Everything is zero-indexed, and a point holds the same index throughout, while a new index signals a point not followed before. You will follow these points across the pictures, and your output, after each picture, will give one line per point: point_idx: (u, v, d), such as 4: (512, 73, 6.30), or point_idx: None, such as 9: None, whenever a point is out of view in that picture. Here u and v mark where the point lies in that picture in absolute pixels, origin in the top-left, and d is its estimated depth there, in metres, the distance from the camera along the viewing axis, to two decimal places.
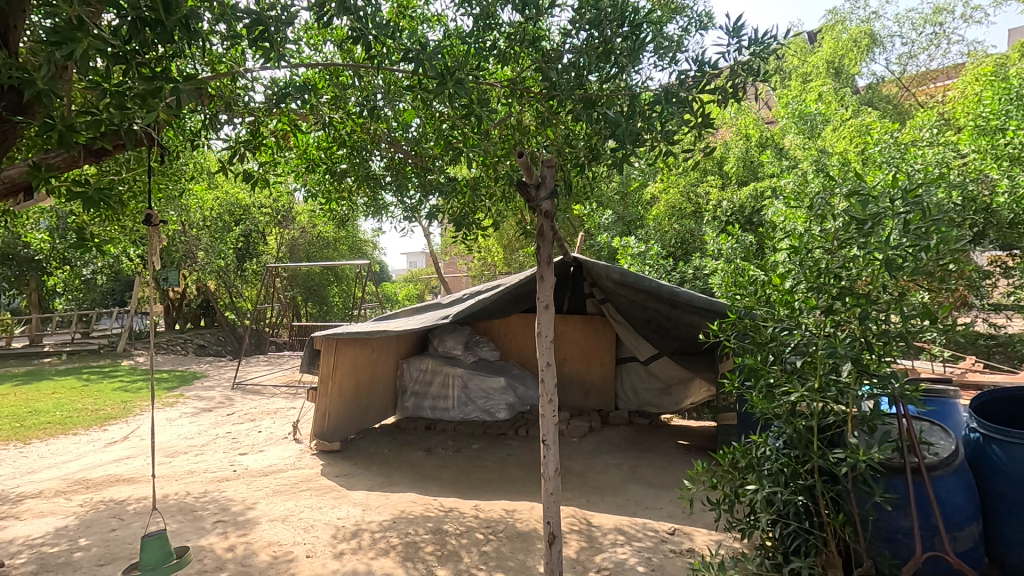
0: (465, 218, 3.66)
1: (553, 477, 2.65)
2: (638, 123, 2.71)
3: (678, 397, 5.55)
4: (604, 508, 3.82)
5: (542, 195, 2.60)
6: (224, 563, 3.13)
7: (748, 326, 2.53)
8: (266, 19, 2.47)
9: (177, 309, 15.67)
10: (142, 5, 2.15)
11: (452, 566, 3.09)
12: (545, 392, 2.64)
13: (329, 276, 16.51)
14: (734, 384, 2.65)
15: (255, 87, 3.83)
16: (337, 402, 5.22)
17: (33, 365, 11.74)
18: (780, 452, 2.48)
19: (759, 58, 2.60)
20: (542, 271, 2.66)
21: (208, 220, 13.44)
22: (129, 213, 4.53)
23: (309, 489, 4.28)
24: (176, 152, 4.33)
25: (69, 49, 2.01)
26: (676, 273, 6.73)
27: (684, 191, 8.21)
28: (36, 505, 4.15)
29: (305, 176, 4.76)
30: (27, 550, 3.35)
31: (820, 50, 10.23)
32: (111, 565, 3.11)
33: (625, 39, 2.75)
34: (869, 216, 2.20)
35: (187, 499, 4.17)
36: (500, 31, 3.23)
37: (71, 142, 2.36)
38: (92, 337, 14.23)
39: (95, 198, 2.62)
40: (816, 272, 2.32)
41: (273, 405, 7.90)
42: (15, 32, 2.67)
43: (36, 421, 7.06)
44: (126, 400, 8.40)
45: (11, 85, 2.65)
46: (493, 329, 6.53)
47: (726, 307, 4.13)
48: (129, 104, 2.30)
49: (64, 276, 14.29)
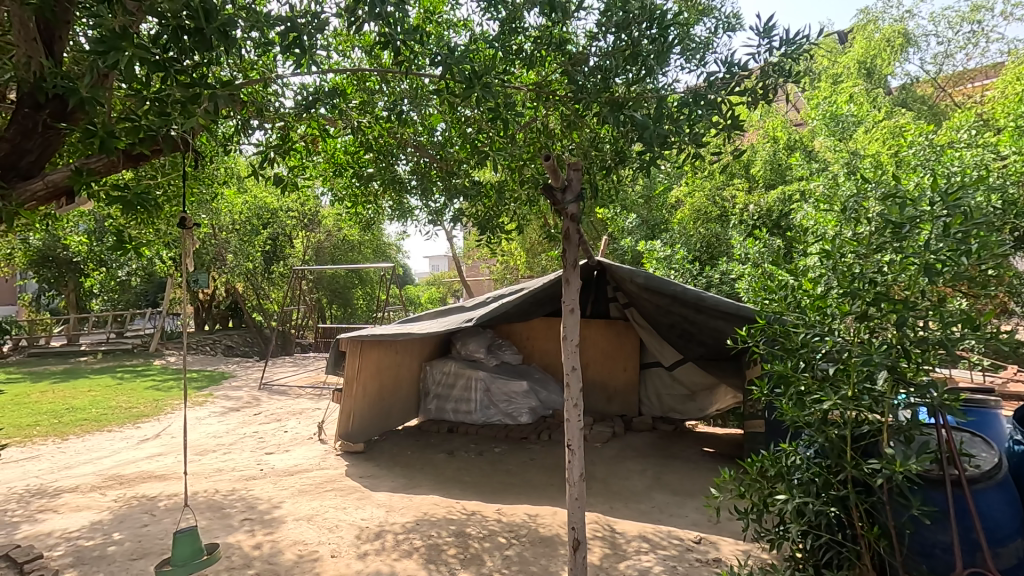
0: (489, 221, 3.86)
1: (578, 482, 2.61)
2: (666, 125, 2.65)
3: (703, 403, 5.52)
4: (627, 515, 3.78)
5: (568, 199, 2.53)
6: (251, 561, 3.18)
7: (778, 332, 2.47)
8: (299, 26, 2.46)
9: (207, 310, 16.10)
10: (183, 15, 2.19)
11: (474, 569, 3.09)
12: (571, 397, 2.60)
13: (354, 278, 16.74)
14: (763, 391, 2.58)
15: (286, 93, 3.93)
16: (362, 404, 5.27)
17: (71, 364, 12.15)
18: (811, 461, 2.42)
19: (791, 58, 2.56)
20: (568, 275, 2.62)
21: (237, 224, 13.96)
22: (163, 217, 4.70)
23: (334, 490, 4.33)
24: (209, 157, 4.42)
25: (113, 58, 2.07)
26: (702, 277, 6.69)
27: (710, 195, 8.22)
28: (73, 499, 4.28)
29: (333, 180, 4.79)
30: (64, 543, 3.45)
31: (851, 51, 10.03)
32: (144, 560, 3.19)
33: (653, 40, 2.73)
34: (905, 219, 2.16)
35: (216, 496, 4.27)
36: (526, 34, 3.18)
37: (112, 148, 2.42)
38: (126, 337, 14.63)
39: (132, 201, 2.69)
40: (850, 277, 2.25)
41: (299, 405, 8.04)
42: (61, 43, 2.77)
43: (74, 418, 7.31)
44: (159, 398, 8.65)
45: (55, 94, 2.67)
46: (515, 332, 6.54)
47: (753, 312, 4.06)
48: (170, 110, 2.40)
49: (100, 277, 14.81)
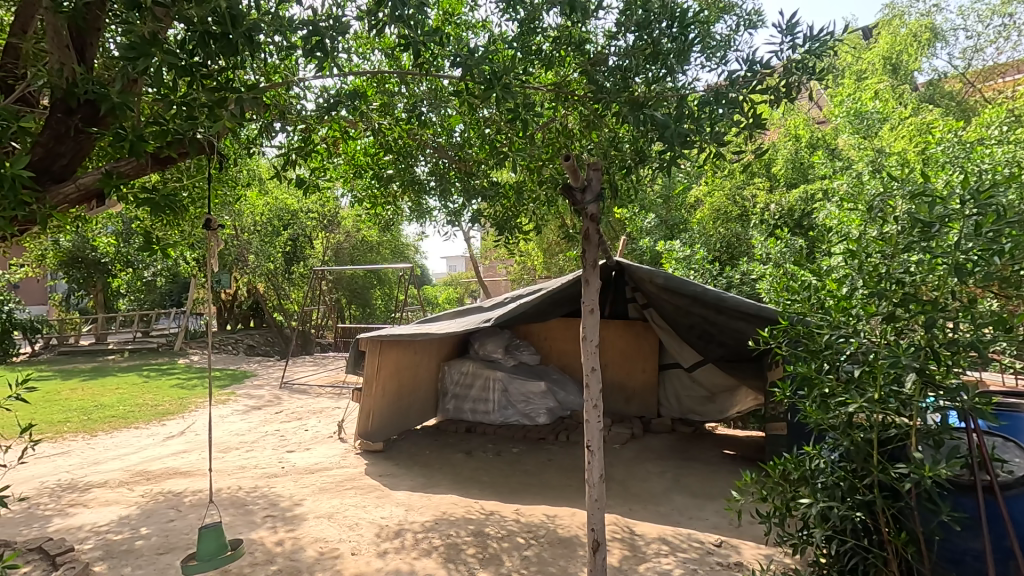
0: (507, 221, 3.97)
1: (598, 483, 2.59)
2: (686, 124, 2.63)
3: (722, 406, 5.41)
4: (647, 517, 3.75)
5: (588, 199, 2.52)
6: (273, 557, 3.23)
7: (801, 333, 2.44)
8: (321, 30, 2.49)
9: (229, 310, 16.38)
10: (210, 20, 2.22)
11: (493, 569, 3.09)
12: (591, 398, 2.59)
13: (373, 279, 16.89)
14: (786, 393, 2.54)
15: (307, 96, 3.98)
16: (381, 403, 5.32)
17: (99, 362, 12.46)
18: (835, 465, 2.37)
19: (816, 55, 2.53)
20: (588, 275, 2.61)
21: (258, 225, 14.19)
22: (188, 219, 4.79)
23: (354, 488, 4.37)
24: (233, 160, 4.50)
25: (143, 63, 2.12)
26: (722, 278, 6.62)
27: (730, 194, 8.12)
28: (102, 494, 4.39)
29: (353, 181, 4.84)
30: (94, 536, 3.54)
31: (876, 46, 9.83)
32: (170, 555, 3.26)
33: (673, 39, 2.74)
34: (935, 218, 2.09)
35: (239, 493, 4.34)
36: (545, 34, 3.17)
37: (141, 151, 2.49)
38: (151, 336, 14.95)
39: (159, 203, 2.75)
40: (877, 277, 2.21)
41: (319, 404, 8.14)
42: (92, 49, 2.85)
43: (102, 415, 7.49)
44: (184, 396, 8.82)
45: (87, 99, 2.78)
46: (533, 333, 6.55)
47: (775, 312, 4.01)
48: (196, 114, 2.46)
49: (127, 277, 15.18)
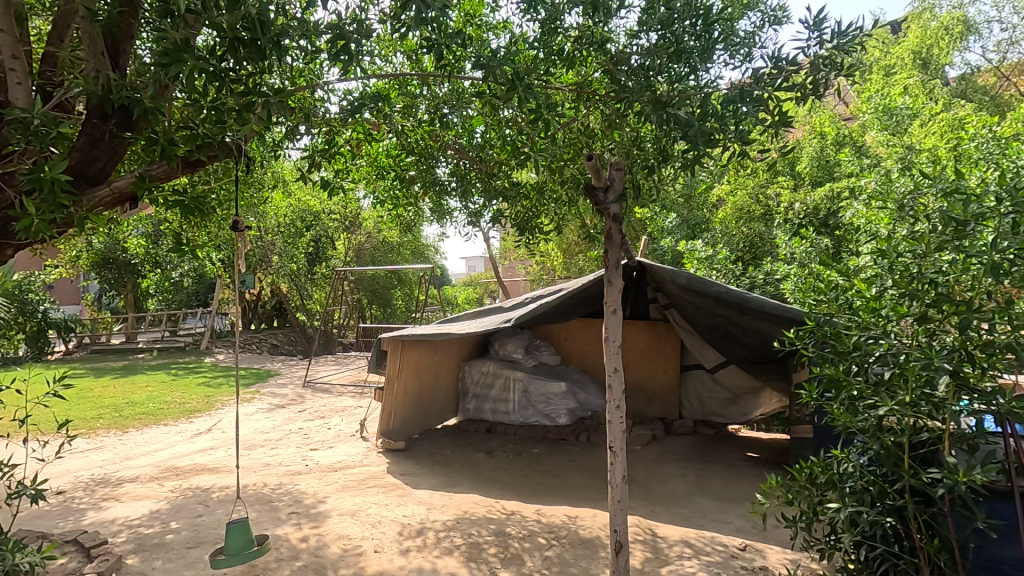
0: (528, 222, 3.93)
1: (620, 484, 2.59)
2: (710, 123, 2.61)
3: (746, 407, 5.39)
4: (669, 519, 3.72)
5: (610, 199, 2.53)
6: (299, 553, 3.28)
7: (828, 334, 2.36)
8: (346, 34, 2.51)
9: (253, 310, 16.68)
10: (239, 27, 2.26)
11: (515, 569, 3.10)
12: (613, 399, 2.58)
13: (394, 279, 17.04)
14: (812, 395, 2.50)
15: (331, 99, 4.03)
16: (402, 402, 5.37)
17: (129, 361, 12.80)
18: (865, 469, 2.32)
19: (843, 51, 2.50)
20: (610, 275, 2.60)
21: (282, 226, 14.42)
22: (216, 220, 4.90)
23: (376, 486, 4.42)
24: (259, 163, 4.59)
25: (176, 69, 2.18)
26: (745, 278, 6.53)
27: (753, 193, 8.01)
28: (134, 489, 4.51)
29: (375, 183, 4.89)
30: (127, 530, 3.64)
31: (905, 41, 9.59)
32: (199, 549, 3.33)
33: (697, 37, 2.72)
34: (970, 216, 2.03)
35: (264, 490, 4.42)
36: (566, 34, 3.17)
37: (172, 155, 2.56)
38: (179, 335, 15.31)
39: (191, 205, 2.83)
40: (908, 277, 2.14)
41: (342, 402, 8.26)
42: (126, 56, 2.93)
43: (133, 412, 7.69)
44: (210, 394, 9.02)
45: (121, 105, 2.86)
46: (554, 333, 6.54)
47: (801, 313, 3.95)
48: (225, 118, 2.52)
49: (156, 278, 15.57)
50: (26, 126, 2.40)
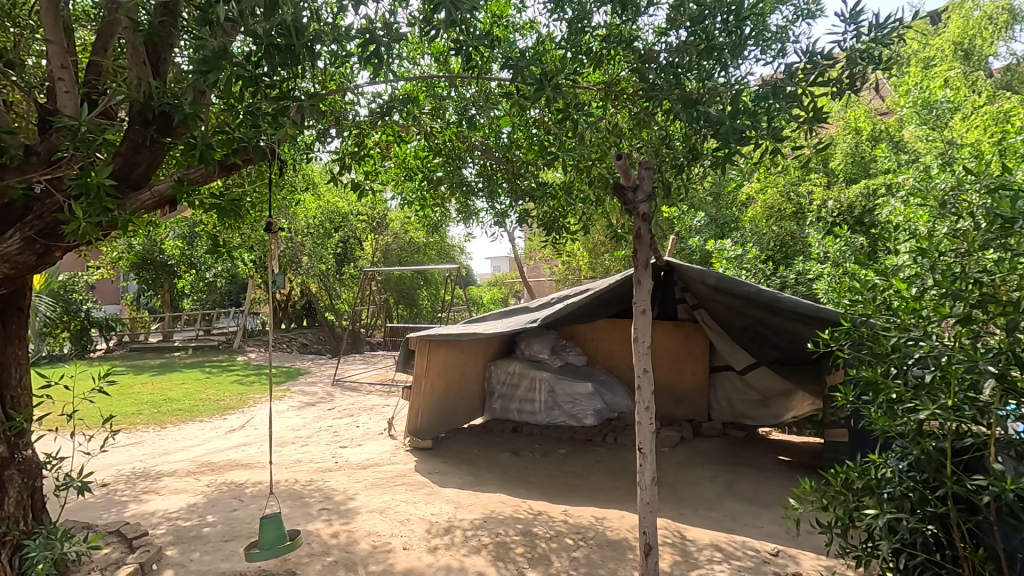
0: (555, 221, 3.97)
1: (649, 486, 2.56)
2: (743, 121, 2.56)
3: (776, 410, 5.26)
4: (698, 522, 3.67)
5: (640, 198, 2.50)
6: (330, 548, 3.34)
7: (865, 335, 2.32)
8: (375, 37, 2.53)
9: (284, 309, 17.05)
10: (274, 33, 2.29)
11: (542, 569, 3.10)
12: (642, 399, 2.55)
13: (420, 279, 17.20)
14: (847, 398, 2.40)
15: (361, 102, 4.09)
16: (429, 401, 5.43)
17: (166, 358, 13.21)
18: (904, 475, 2.25)
19: (881, 43, 2.42)
20: (639, 275, 2.58)
21: (311, 227, 14.70)
22: (250, 222, 5.03)
23: (404, 484, 4.47)
24: (290, 166, 4.69)
25: (214, 75, 2.25)
26: (776, 278, 6.39)
27: (784, 190, 7.85)
28: (172, 483, 4.66)
29: (403, 185, 4.95)
30: (166, 522, 3.76)
31: (946, 31, 9.26)
32: (234, 542, 3.42)
33: (728, 33, 2.67)
34: (1019, 212, 1.89)
35: (296, 486, 4.52)
36: (594, 32, 3.14)
37: (210, 158, 2.64)
38: (213, 334, 15.75)
39: (227, 207, 2.92)
40: (950, 277, 2.06)
41: (370, 401, 8.37)
42: (166, 63, 3.03)
43: (170, 408, 7.94)
44: (243, 392, 9.25)
45: (161, 111, 2.96)
46: (580, 334, 6.50)
47: (836, 314, 3.87)
48: (261, 122, 2.59)
49: (191, 279, 16.04)
50: (75, 133, 2.51)
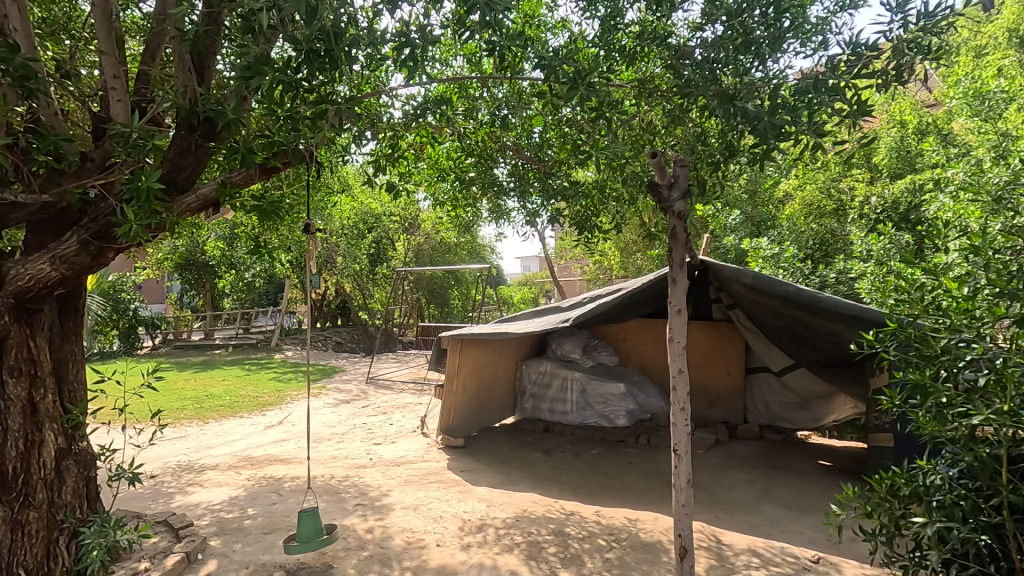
0: (587, 220, 3.96)
1: (684, 488, 2.52)
2: (782, 116, 2.47)
3: (816, 413, 5.12)
4: (735, 527, 3.59)
5: (675, 196, 2.47)
6: (365, 543, 3.41)
7: (913, 337, 2.22)
8: (410, 39, 2.57)
9: (319, 309, 17.43)
10: (314, 39, 2.36)
11: (575, 569, 3.09)
12: (677, 400, 2.51)
13: (451, 279, 17.35)
14: (893, 402, 2.30)
15: (395, 104, 4.16)
16: (461, 400, 5.47)
17: (207, 356, 13.68)
18: (955, 482, 2.16)
19: (930, 32, 2.31)
20: (675, 274, 2.54)
21: (345, 228, 14.98)
22: (287, 223, 5.17)
23: (437, 482, 4.52)
24: (326, 168, 4.80)
25: (257, 81, 2.31)
26: (815, 277, 6.20)
27: (823, 187, 7.63)
28: (214, 476, 4.82)
29: (435, 185, 5.00)
30: (209, 514, 3.90)
31: (999, 17, 8.82)
32: (274, 535, 3.52)
33: (767, 27, 2.62)
34: None
35: (332, 481, 4.62)
36: (626, 30, 3.17)
37: (252, 162, 2.72)
38: (252, 332, 16.22)
39: (267, 209, 3.03)
40: (1006, 276, 1.96)
41: (403, 399, 8.49)
42: (209, 71, 3.15)
43: (212, 404, 8.22)
44: (281, 389, 9.50)
45: (206, 117, 3.08)
46: (612, 334, 6.44)
47: (881, 314, 3.74)
48: (301, 126, 2.65)
49: (231, 279, 16.55)
50: (127, 139, 2.62)
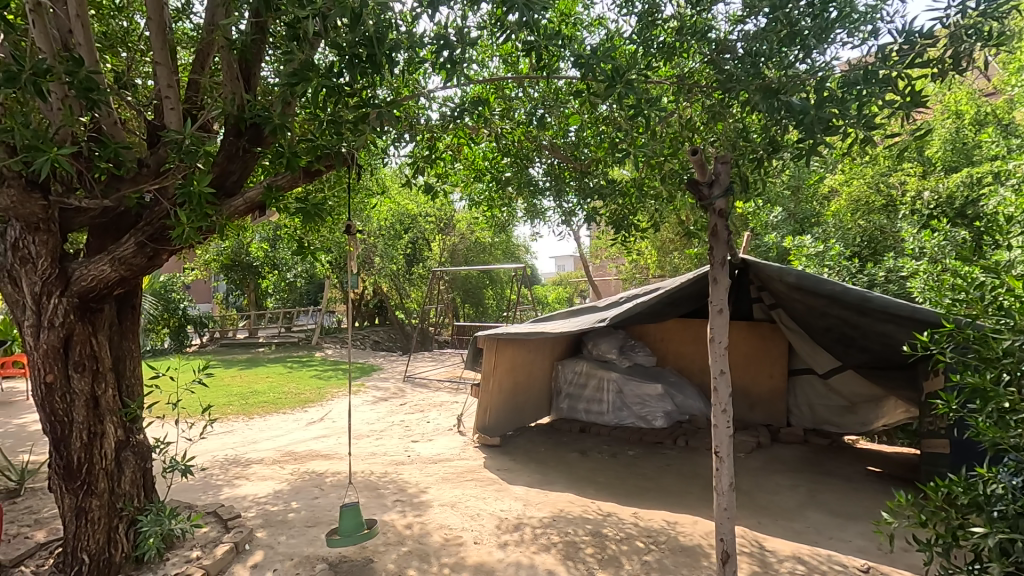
0: (624, 219, 3.93)
1: (726, 491, 2.47)
2: (829, 109, 2.38)
3: (866, 417, 4.98)
4: (778, 533, 3.49)
5: (716, 193, 2.42)
6: (404, 539, 3.47)
7: (972, 339, 2.10)
8: (447, 41, 2.59)
9: (357, 308, 17.80)
10: (357, 45, 2.42)
11: (613, 571, 3.06)
12: (718, 402, 2.47)
13: (486, 279, 17.43)
14: (949, 406, 2.20)
15: (432, 106, 4.21)
16: (497, 399, 5.49)
17: (252, 354, 14.16)
18: (1018, 491, 2.03)
19: (991, 16, 2.24)
20: (715, 273, 2.49)
21: (383, 229, 15.24)
22: (328, 225, 5.30)
23: (474, 480, 4.56)
24: (365, 171, 4.90)
25: (302, 86, 2.39)
26: (864, 275, 5.97)
27: (872, 181, 7.34)
28: (260, 470, 4.99)
29: (472, 186, 5.03)
30: (256, 506, 4.04)
31: None
32: (317, 528, 3.62)
33: (813, 18, 2.57)
34: None
35: (372, 477, 4.72)
36: (665, 25, 3.17)
37: (296, 165, 2.81)
38: (293, 331, 16.70)
39: (310, 211, 3.12)
40: None
41: (439, 397, 8.58)
42: (256, 77, 3.26)
43: (256, 400, 8.50)
44: (321, 386, 9.76)
45: (252, 123, 3.18)
46: (649, 334, 6.35)
47: (937, 316, 3.54)
48: (344, 130, 2.72)
49: (273, 279, 17.07)
50: (179, 146, 2.74)
